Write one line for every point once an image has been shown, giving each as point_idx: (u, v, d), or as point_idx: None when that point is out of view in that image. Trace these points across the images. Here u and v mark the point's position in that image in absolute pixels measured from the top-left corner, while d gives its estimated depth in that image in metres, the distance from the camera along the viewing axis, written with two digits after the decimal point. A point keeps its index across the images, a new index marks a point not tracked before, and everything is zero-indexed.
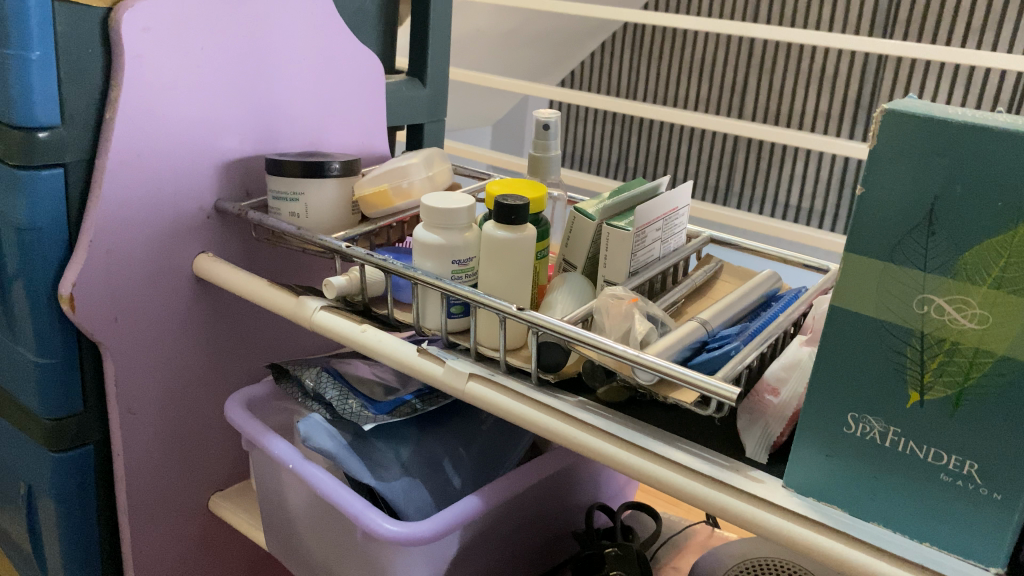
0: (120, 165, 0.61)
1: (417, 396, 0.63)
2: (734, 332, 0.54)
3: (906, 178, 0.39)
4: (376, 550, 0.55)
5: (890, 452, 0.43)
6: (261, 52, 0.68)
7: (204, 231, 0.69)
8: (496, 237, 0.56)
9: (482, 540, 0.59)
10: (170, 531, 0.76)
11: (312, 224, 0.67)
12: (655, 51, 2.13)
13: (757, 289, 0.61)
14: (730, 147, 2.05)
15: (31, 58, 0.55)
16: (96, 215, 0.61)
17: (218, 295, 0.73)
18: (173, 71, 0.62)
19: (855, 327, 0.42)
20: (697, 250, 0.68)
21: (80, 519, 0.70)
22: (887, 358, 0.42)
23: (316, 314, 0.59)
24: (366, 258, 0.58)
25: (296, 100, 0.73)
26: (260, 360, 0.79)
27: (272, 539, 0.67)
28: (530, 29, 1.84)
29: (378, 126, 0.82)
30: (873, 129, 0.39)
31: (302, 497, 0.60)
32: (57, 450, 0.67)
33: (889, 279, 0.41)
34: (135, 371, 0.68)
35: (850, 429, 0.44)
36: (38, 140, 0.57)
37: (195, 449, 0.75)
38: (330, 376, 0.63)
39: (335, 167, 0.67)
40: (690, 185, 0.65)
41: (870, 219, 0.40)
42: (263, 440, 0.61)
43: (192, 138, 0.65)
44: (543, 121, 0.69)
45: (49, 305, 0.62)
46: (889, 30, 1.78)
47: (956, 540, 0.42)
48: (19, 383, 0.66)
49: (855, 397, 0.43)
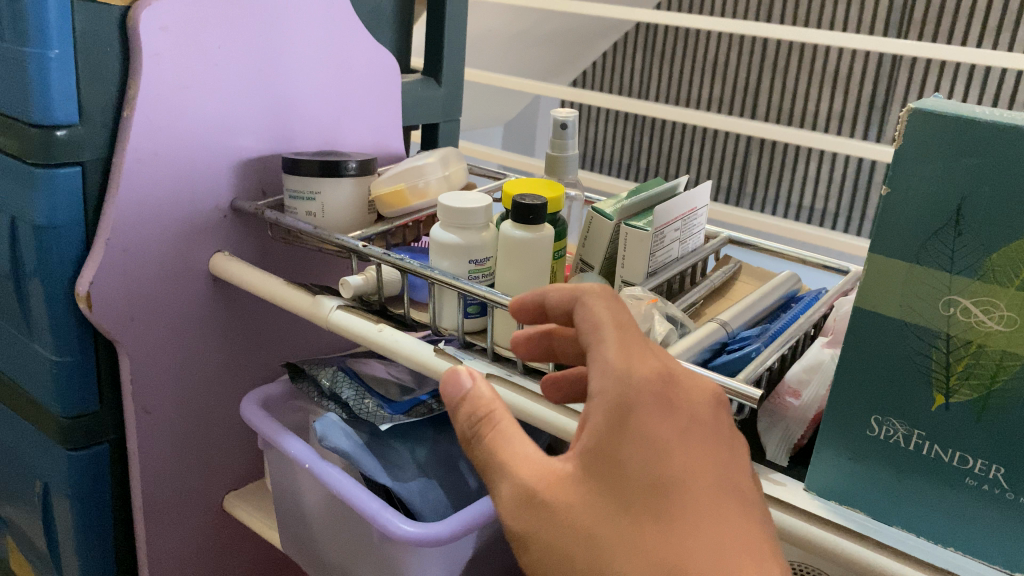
0: (136, 163, 0.61)
1: (433, 397, 0.63)
2: (755, 333, 0.54)
3: (933, 179, 0.38)
4: (391, 551, 0.54)
5: (914, 455, 0.42)
6: (278, 50, 0.68)
7: (220, 229, 0.69)
8: (512, 237, 0.55)
9: (499, 541, 0.59)
10: (183, 530, 0.76)
11: (328, 223, 0.67)
12: (668, 52, 2.12)
13: (777, 290, 0.60)
14: (743, 148, 2.05)
15: (50, 56, 0.55)
16: (113, 213, 0.61)
17: (233, 293, 0.73)
18: (189, 69, 0.62)
19: (880, 328, 0.42)
20: (715, 250, 0.68)
21: (95, 517, 0.70)
22: (912, 361, 0.41)
23: (333, 314, 0.59)
24: (382, 258, 0.58)
25: (312, 99, 0.73)
26: (274, 359, 0.79)
27: (287, 540, 0.67)
28: (542, 28, 1.83)
29: (393, 125, 0.82)
30: (899, 129, 0.39)
31: (318, 497, 0.60)
32: (73, 448, 0.67)
33: (914, 280, 0.40)
34: (151, 368, 0.68)
35: (873, 432, 0.43)
36: (56, 139, 0.57)
37: (210, 448, 0.75)
38: (346, 375, 0.63)
39: (351, 167, 0.66)
40: (710, 185, 0.64)
41: (895, 221, 0.40)
42: (278, 439, 0.61)
43: (209, 137, 0.65)
44: (560, 121, 0.69)
45: (66, 303, 0.62)
46: (904, 29, 1.77)
47: (981, 546, 0.41)
48: (36, 381, 0.66)
49: (879, 399, 0.43)
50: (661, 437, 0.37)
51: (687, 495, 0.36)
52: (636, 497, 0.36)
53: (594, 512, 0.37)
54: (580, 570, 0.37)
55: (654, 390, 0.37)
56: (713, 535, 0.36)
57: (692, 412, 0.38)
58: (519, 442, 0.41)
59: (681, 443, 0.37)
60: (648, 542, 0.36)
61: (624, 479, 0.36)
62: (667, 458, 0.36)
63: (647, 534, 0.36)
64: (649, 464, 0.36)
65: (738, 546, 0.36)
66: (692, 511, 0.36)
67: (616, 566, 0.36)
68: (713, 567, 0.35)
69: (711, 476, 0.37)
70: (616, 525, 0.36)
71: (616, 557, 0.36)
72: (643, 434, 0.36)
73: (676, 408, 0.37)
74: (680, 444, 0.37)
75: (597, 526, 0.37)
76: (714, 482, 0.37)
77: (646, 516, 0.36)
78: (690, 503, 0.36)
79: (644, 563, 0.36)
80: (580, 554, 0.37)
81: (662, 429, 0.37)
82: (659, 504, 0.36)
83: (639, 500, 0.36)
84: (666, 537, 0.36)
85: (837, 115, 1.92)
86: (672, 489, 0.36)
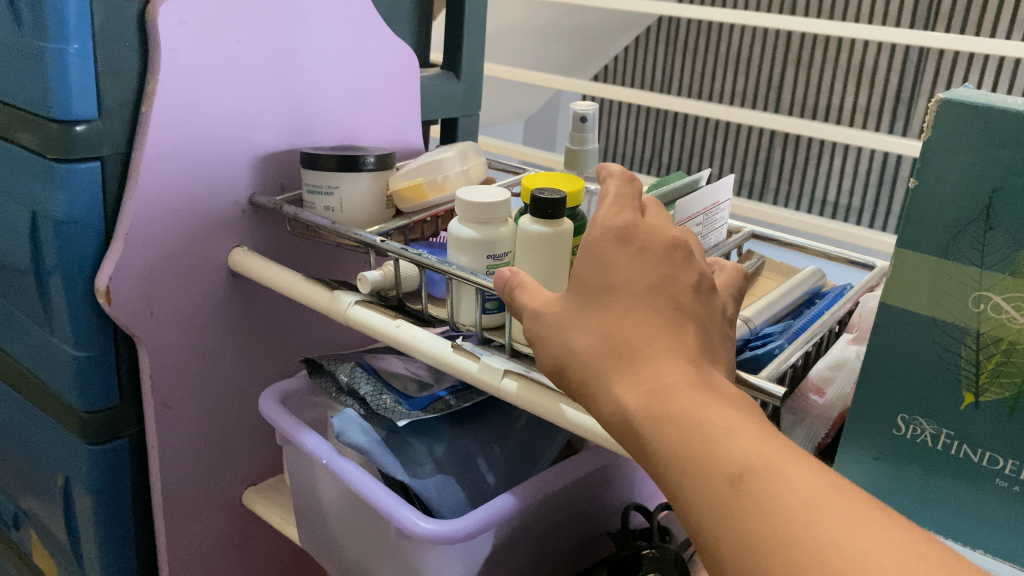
0: (155, 158, 0.61)
1: (451, 393, 0.63)
2: (778, 330, 0.53)
3: (963, 171, 0.37)
4: (409, 548, 0.54)
5: (941, 454, 0.42)
6: (297, 44, 0.68)
7: (238, 224, 0.69)
8: (530, 231, 0.54)
9: (519, 538, 0.58)
10: (204, 525, 0.76)
11: (346, 219, 0.66)
12: (690, 46, 2.11)
13: (800, 286, 0.59)
14: (766, 142, 2.02)
15: (69, 51, 0.55)
16: (132, 208, 0.61)
17: (252, 287, 0.72)
18: (207, 64, 0.62)
19: (907, 325, 0.41)
20: (738, 245, 0.66)
21: (115, 510, 0.71)
22: (940, 359, 0.40)
23: (350, 309, 0.58)
24: (400, 253, 0.57)
25: (331, 93, 0.72)
26: (293, 354, 0.79)
27: (306, 536, 0.66)
28: (564, 23, 1.82)
29: (413, 119, 0.81)
30: (928, 120, 0.38)
31: (337, 493, 0.60)
32: (93, 442, 0.67)
33: (942, 276, 0.39)
34: (170, 361, 0.68)
35: (899, 431, 0.43)
36: (76, 135, 0.57)
37: (228, 441, 0.75)
38: (364, 371, 0.62)
39: (370, 161, 0.66)
40: (732, 179, 0.63)
41: (923, 214, 0.39)
42: (297, 435, 0.60)
43: (228, 132, 0.65)
44: (580, 114, 0.68)
45: (86, 299, 0.62)
46: (931, 21, 1.74)
47: (1012, 548, 0.41)
48: (56, 375, 0.67)
49: (903, 398, 0.42)
50: (611, 254, 0.40)
51: (625, 298, 0.38)
52: (589, 301, 0.39)
53: (562, 317, 0.40)
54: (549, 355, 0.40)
55: (617, 226, 0.40)
56: (640, 321, 0.38)
57: (645, 243, 0.40)
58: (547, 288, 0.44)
59: (632, 260, 0.39)
60: (592, 323, 0.39)
61: (583, 282, 0.40)
62: (613, 272, 0.39)
63: (592, 320, 0.39)
64: (598, 272, 0.39)
65: (661, 326, 0.38)
66: (626, 303, 0.38)
67: (569, 343, 0.39)
68: (641, 341, 0.37)
69: (648, 282, 0.39)
70: (573, 318, 0.40)
71: (569, 340, 0.39)
72: (598, 253, 0.40)
73: (631, 237, 0.40)
74: (630, 266, 0.39)
75: (563, 327, 0.40)
76: (652, 288, 0.39)
77: (592, 313, 0.39)
78: (627, 299, 0.38)
79: (587, 337, 0.39)
80: (547, 339, 0.41)
81: (618, 254, 0.39)
82: (603, 302, 0.39)
83: (587, 297, 0.39)
84: (607, 323, 0.38)
85: (861, 109, 1.90)
86: (616, 294, 0.39)
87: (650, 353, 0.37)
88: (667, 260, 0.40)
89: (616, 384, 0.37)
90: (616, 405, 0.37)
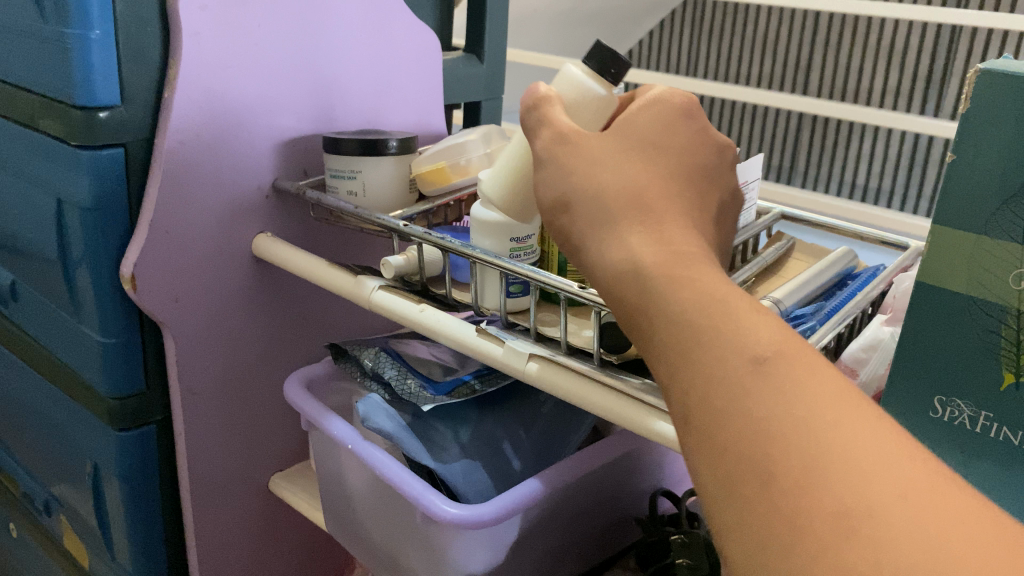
0: (178, 143, 0.61)
1: (477, 377, 0.62)
2: (810, 311, 0.52)
3: (1004, 145, 0.36)
4: (434, 533, 0.54)
5: (980, 437, 0.41)
6: (319, 28, 0.67)
7: (262, 210, 0.69)
8: (573, 75, 0.49)
9: (543, 524, 0.58)
10: (232, 511, 0.76)
11: (370, 203, 0.66)
12: (715, 29, 2.08)
13: (833, 267, 0.58)
14: (793, 125, 2.00)
15: (91, 37, 0.55)
16: (156, 192, 0.61)
17: (277, 273, 0.72)
18: (230, 49, 0.62)
19: (945, 303, 0.40)
20: (768, 227, 0.65)
21: (143, 496, 0.71)
22: (981, 339, 0.39)
23: (374, 294, 0.58)
24: (423, 237, 0.56)
25: (353, 77, 0.72)
26: (319, 340, 0.79)
27: (332, 521, 0.66)
28: (587, 7, 1.80)
29: (436, 104, 0.81)
30: (968, 89, 0.37)
31: (362, 478, 0.60)
32: (120, 428, 0.68)
33: (982, 253, 0.38)
34: (196, 348, 0.68)
35: (937, 413, 0.42)
36: (99, 120, 0.57)
37: (255, 427, 0.76)
38: (389, 356, 0.62)
39: (392, 145, 0.65)
40: (762, 158, 0.61)
41: (961, 188, 0.38)
42: (322, 420, 0.60)
43: (250, 117, 0.65)
44: None
45: (112, 284, 0.62)
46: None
47: None
48: (83, 361, 0.67)
49: (939, 379, 0.41)
50: (674, 125, 0.42)
51: (671, 158, 0.41)
52: (636, 151, 0.41)
53: (602, 148, 0.41)
54: (572, 180, 0.41)
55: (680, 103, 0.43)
56: (676, 188, 0.40)
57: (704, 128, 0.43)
58: (630, 157, 0.40)
59: (688, 133, 0.42)
60: (634, 166, 0.40)
61: None
62: (671, 138, 0.41)
63: (636, 160, 0.40)
64: (656, 130, 0.42)
65: (686, 207, 0.39)
66: (670, 165, 0.41)
67: (597, 177, 0.40)
68: (670, 201, 0.39)
69: (693, 161, 0.41)
70: (616, 154, 0.41)
71: (602, 172, 0.40)
72: (664, 120, 0.42)
73: (692, 116, 0.43)
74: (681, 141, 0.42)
75: (587, 157, 0.41)
76: (699, 167, 0.41)
77: (640, 153, 0.41)
78: (674, 165, 0.41)
79: (621, 177, 0.39)
80: (566, 175, 0.41)
81: (678, 127, 0.42)
82: (654, 158, 0.40)
83: (639, 145, 0.41)
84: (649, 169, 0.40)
85: (891, 90, 1.87)
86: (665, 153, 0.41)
87: (675, 239, 0.36)
88: (719, 152, 0.43)
89: (636, 238, 0.37)
90: (628, 252, 0.37)
